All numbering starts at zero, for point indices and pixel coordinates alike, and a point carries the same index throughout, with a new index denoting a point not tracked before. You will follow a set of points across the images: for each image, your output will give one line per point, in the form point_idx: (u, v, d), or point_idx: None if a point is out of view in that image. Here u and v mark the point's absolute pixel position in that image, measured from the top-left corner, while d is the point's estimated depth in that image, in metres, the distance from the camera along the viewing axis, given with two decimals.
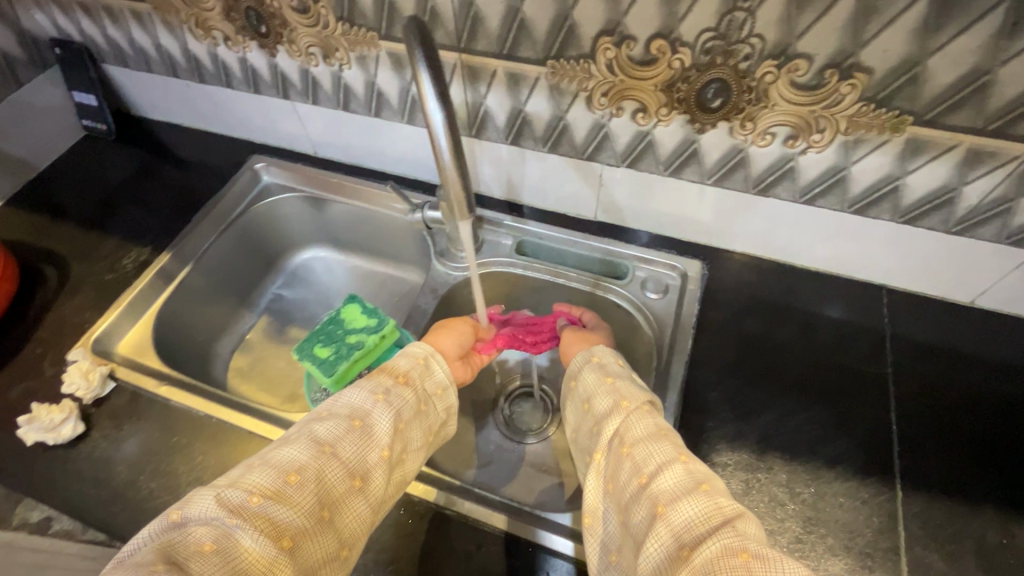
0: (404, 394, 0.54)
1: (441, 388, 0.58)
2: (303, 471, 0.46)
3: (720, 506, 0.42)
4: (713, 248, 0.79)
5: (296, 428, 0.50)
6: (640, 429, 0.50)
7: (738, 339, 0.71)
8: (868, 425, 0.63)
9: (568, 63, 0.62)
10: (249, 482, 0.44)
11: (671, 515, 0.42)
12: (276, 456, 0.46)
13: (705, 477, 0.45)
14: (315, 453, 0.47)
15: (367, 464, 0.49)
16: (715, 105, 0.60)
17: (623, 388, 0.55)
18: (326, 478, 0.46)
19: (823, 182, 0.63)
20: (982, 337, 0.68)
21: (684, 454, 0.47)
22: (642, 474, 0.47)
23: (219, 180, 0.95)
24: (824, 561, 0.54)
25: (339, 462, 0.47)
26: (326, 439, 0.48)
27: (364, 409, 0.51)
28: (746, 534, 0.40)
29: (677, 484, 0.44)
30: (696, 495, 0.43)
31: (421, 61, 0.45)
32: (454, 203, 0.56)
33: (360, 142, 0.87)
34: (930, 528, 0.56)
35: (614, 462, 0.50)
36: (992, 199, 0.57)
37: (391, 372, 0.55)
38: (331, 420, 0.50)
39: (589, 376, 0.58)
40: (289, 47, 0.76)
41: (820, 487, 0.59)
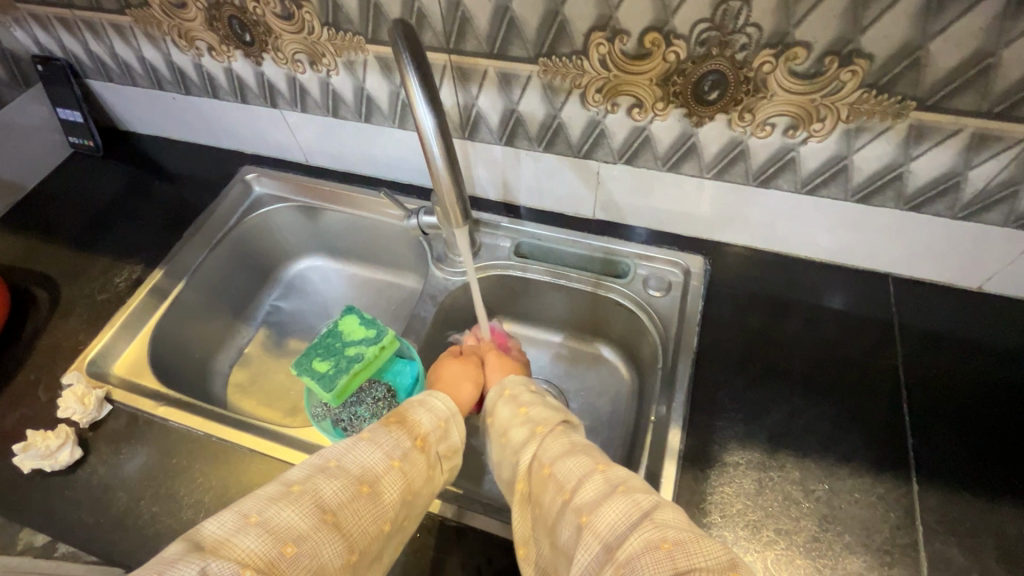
0: (418, 461, 0.52)
1: (453, 452, 0.56)
2: (302, 544, 0.42)
3: (640, 505, 0.43)
4: (714, 242, 0.77)
5: (300, 476, 0.47)
6: (556, 448, 0.51)
7: (744, 335, 0.70)
8: (879, 417, 0.62)
9: (560, 61, 0.61)
10: (240, 551, 0.40)
11: (594, 522, 0.43)
12: (276, 518, 0.43)
13: (621, 480, 0.46)
14: (318, 521, 0.44)
15: (367, 538, 0.46)
16: (712, 97, 0.58)
17: (537, 415, 0.55)
18: (324, 553, 0.43)
19: (825, 172, 0.62)
20: (992, 323, 0.67)
21: (600, 464, 0.48)
22: (563, 490, 0.47)
23: (209, 192, 0.94)
24: (841, 560, 0.53)
25: (339, 535, 0.44)
26: (332, 505, 0.45)
27: (374, 475, 0.48)
28: (665, 525, 0.41)
29: (597, 492, 0.45)
30: (616, 497, 0.44)
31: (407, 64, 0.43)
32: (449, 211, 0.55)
33: (352, 148, 0.86)
34: (948, 523, 0.55)
35: (536, 485, 0.49)
36: (999, 183, 0.56)
37: (412, 431, 0.53)
38: (339, 479, 0.47)
39: (504, 411, 0.57)
40: (274, 55, 0.75)
41: (834, 483, 0.57)
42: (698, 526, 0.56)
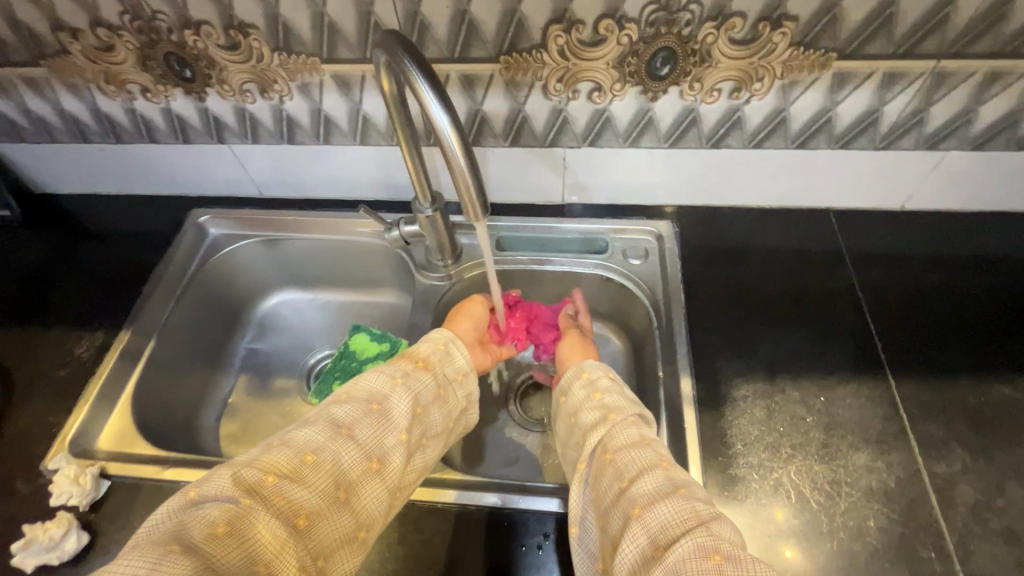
0: (423, 377, 0.54)
1: (462, 374, 0.58)
2: (321, 453, 0.45)
3: (694, 510, 0.44)
4: (676, 207, 0.84)
5: (315, 409, 0.50)
6: (623, 437, 0.52)
7: (722, 283, 0.76)
8: (849, 332, 0.70)
9: (521, 56, 0.64)
10: (264, 461, 0.44)
11: (649, 518, 0.44)
12: (295, 436, 0.46)
13: (684, 481, 0.47)
14: (333, 434, 0.47)
15: (385, 447, 0.48)
16: (664, 72, 0.64)
17: (612, 403, 0.57)
18: (341, 460, 0.46)
19: (767, 126, 0.69)
20: (918, 236, 0.78)
21: (664, 460, 0.49)
22: (624, 478, 0.48)
23: (159, 242, 0.88)
24: (849, 456, 0.60)
25: (356, 445, 0.47)
26: (346, 420, 0.48)
27: (383, 393, 0.51)
28: (719, 534, 0.41)
29: (656, 488, 0.46)
30: (674, 497, 0.45)
31: (412, 70, 0.45)
32: (467, 207, 0.50)
33: (309, 171, 0.84)
34: (924, 405, 0.64)
35: (598, 468, 0.51)
36: (908, 113, 0.66)
37: (412, 357, 0.56)
38: (350, 402, 0.50)
39: (579, 392, 0.59)
40: (219, 87, 0.72)
41: (828, 395, 0.65)
42: (726, 457, 0.61)
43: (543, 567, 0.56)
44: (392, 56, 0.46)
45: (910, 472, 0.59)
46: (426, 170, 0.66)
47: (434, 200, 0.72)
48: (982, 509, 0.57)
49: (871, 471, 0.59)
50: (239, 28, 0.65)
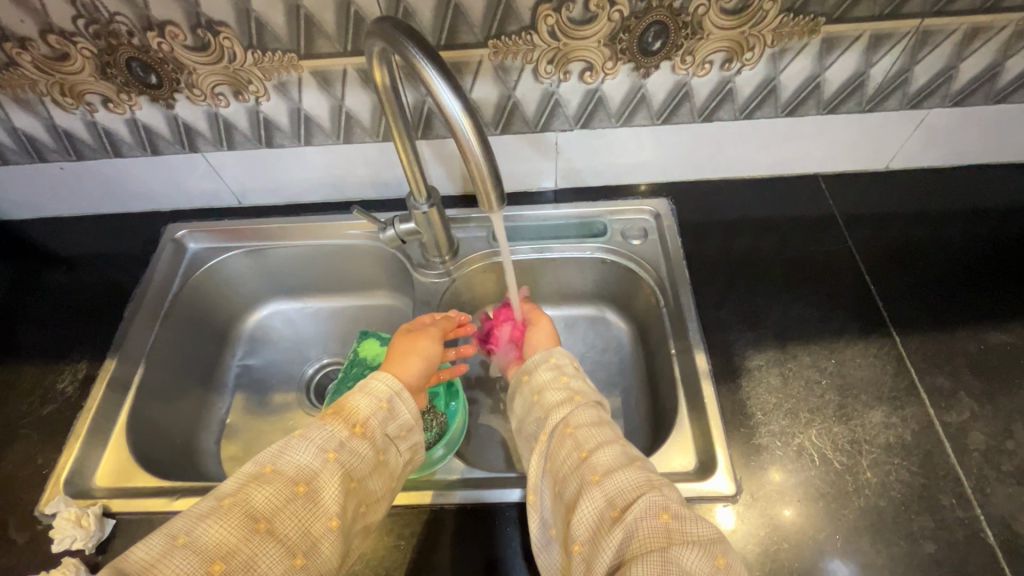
0: (359, 449, 0.49)
1: (406, 430, 0.54)
2: (231, 560, 0.40)
3: (651, 478, 0.45)
4: (669, 184, 0.83)
5: (232, 485, 0.45)
6: (585, 414, 0.51)
7: (723, 256, 0.77)
8: (850, 293, 0.72)
9: (510, 39, 0.62)
10: (166, 572, 0.39)
11: (608, 486, 0.45)
12: (202, 536, 0.41)
13: (638, 455, 0.48)
14: (249, 532, 0.42)
15: (311, 538, 0.44)
16: (655, 47, 0.63)
17: (577, 386, 0.55)
18: (258, 563, 0.41)
19: (758, 96, 0.69)
20: (902, 194, 0.80)
21: (620, 436, 0.49)
22: (583, 448, 0.48)
23: (134, 263, 0.83)
24: (866, 415, 0.62)
25: (275, 541, 0.43)
26: (265, 512, 0.43)
27: (310, 472, 0.46)
28: (669, 499, 0.43)
29: (614, 460, 0.46)
30: (630, 468, 0.46)
31: (416, 56, 0.43)
32: (481, 196, 0.48)
33: (291, 175, 0.80)
34: (930, 358, 0.65)
35: (557, 441, 0.50)
36: (894, 73, 0.67)
37: (350, 418, 0.51)
38: (272, 483, 0.45)
39: (545, 373, 0.56)
40: (189, 92, 0.68)
41: (839, 357, 0.66)
42: (748, 428, 0.62)
43: None
44: (393, 43, 0.44)
45: (924, 424, 0.61)
46: (419, 163, 0.63)
47: (430, 195, 0.70)
48: (994, 453, 0.59)
49: (887, 427, 0.61)
50: (207, 27, 0.61)
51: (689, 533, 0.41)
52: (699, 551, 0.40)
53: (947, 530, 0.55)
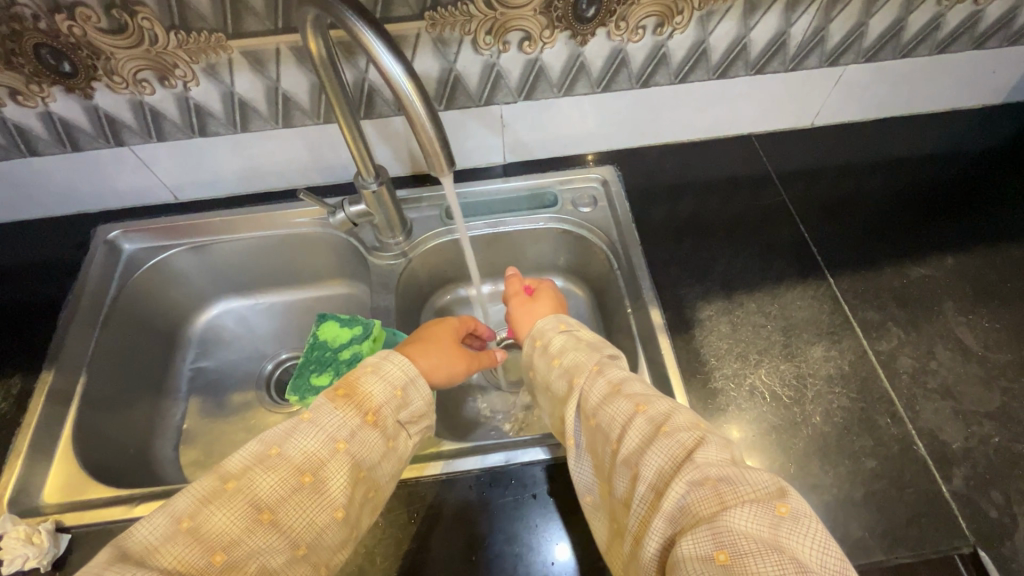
0: (370, 439, 0.47)
1: (417, 418, 0.51)
2: (233, 550, 0.40)
3: (682, 442, 0.42)
4: (614, 151, 0.86)
5: (238, 465, 0.43)
6: (595, 393, 0.49)
7: (669, 217, 0.80)
8: (787, 242, 0.77)
9: (446, 11, 0.62)
10: (169, 561, 0.38)
11: (646, 471, 0.42)
12: (206, 525, 0.40)
13: (662, 417, 0.44)
14: (252, 522, 0.41)
15: (316, 529, 0.43)
16: (590, 14, 0.65)
17: (572, 361, 0.53)
18: (261, 554, 0.40)
19: (690, 59, 0.72)
20: (827, 147, 0.86)
21: (640, 403, 0.46)
22: (612, 440, 0.45)
23: (64, 269, 0.78)
24: (808, 351, 0.66)
25: (279, 532, 0.41)
26: (269, 502, 0.42)
27: (319, 461, 0.44)
28: (706, 462, 0.40)
29: (640, 439, 0.43)
30: (659, 441, 0.42)
31: (357, 24, 0.42)
32: (431, 163, 0.48)
33: (230, 165, 0.78)
34: (860, 295, 0.71)
35: (588, 434, 0.48)
36: (812, 32, 0.71)
37: (362, 406, 0.47)
38: (277, 470, 0.43)
39: (541, 364, 0.55)
40: (108, 80, 0.64)
41: (781, 301, 0.70)
42: (704, 373, 0.65)
43: (555, 511, 0.57)
44: (330, 10, 0.43)
45: (859, 354, 0.66)
46: (364, 141, 0.62)
47: (378, 173, 0.69)
48: (920, 373, 0.65)
49: (827, 360, 0.66)
50: (123, 7, 0.57)
51: (739, 493, 0.37)
52: (755, 509, 0.37)
53: (884, 446, 0.60)
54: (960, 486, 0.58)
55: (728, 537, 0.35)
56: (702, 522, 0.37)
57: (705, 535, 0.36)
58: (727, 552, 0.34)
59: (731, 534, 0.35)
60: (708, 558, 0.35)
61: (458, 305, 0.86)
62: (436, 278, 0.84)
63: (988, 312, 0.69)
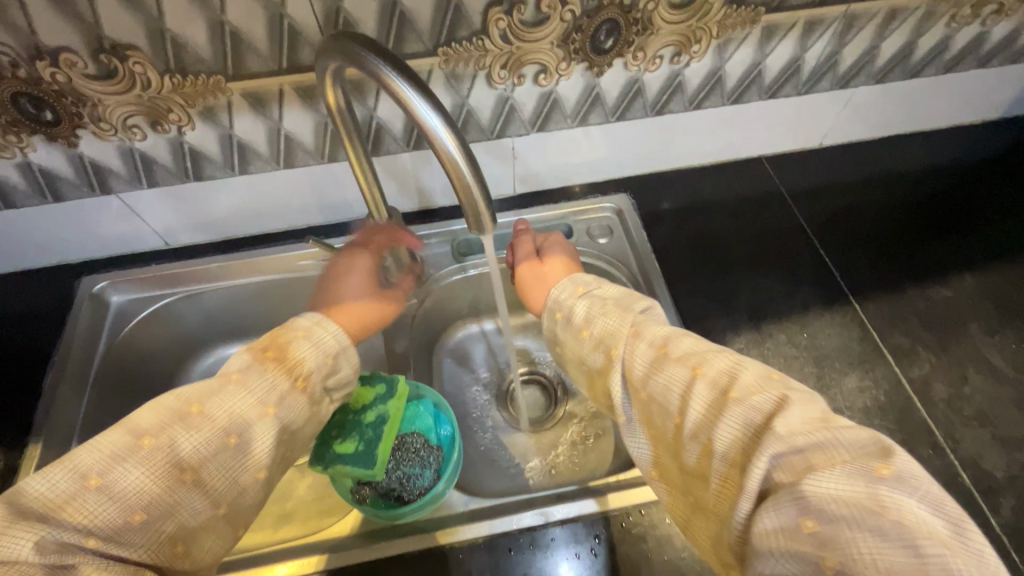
0: (297, 403, 0.46)
1: (344, 389, 0.51)
2: (154, 509, 0.38)
3: (758, 408, 0.36)
4: (627, 178, 0.83)
5: (153, 427, 0.40)
6: (642, 361, 0.43)
7: (688, 244, 0.78)
8: (810, 268, 0.75)
9: (460, 46, 0.59)
10: (81, 517, 0.36)
11: (719, 446, 0.36)
12: (121, 481, 0.37)
13: (727, 380, 0.38)
14: (173, 482, 0.39)
15: (236, 488, 0.42)
16: (608, 45, 0.63)
17: (604, 333, 0.48)
18: (181, 510, 0.39)
19: (706, 87, 0.71)
20: (837, 165, 0.85)
21: (698, 366, 0.40)
22: (672, 414, 0.40)
23: (45, 328, 0.72)
24: (842, 383, 0.65)
25: (200, 491, 0.40)
26: (191, 461, 0.40)
27: (244, 423, 0.43)
28: (792, 431, 0.33)
29: (706, 409, 0.38)
30: (728, 411, 0.37)
31: (388, 72, 0.39)
32: (470, 217, 0.45)
33: (226, 208, 0.73)
34: (888, 320, 0.70)
35: (640, 409, 0.44)
36: (825, 57, 0.70)
37: (290, 371, 0.47)
38: (200, 430, 0.41)
39: (568, 337, 0.51)
40: (95, 127, 0.59)
41: (810, 330, 0.69)
42: None
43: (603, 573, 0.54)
44: (355, 59, 0.40)
45: (893, 383, 0.65)
46: (379, 184, 0.58)
47: None
48: (956, 400, 0.64)
49: (863, 392, 0.64)
50: (113, 51, 0.53)
51: (832, 457, 0.32)
52: (846, 472, 0.31)
53: None
54: (1009, 517, 0.57)
55: (816, 503, 0.30)
56: (783, 490, 0.32)
57: (787, 503, 0.31)
58: (816, 520, 0.30)
59: (824, 505, 0.30)
60: (793, 529, 0.30)
61: (472, 342, 0.83)
62: (448, 316, 0.80)
63: (1013, 332, 0.69)
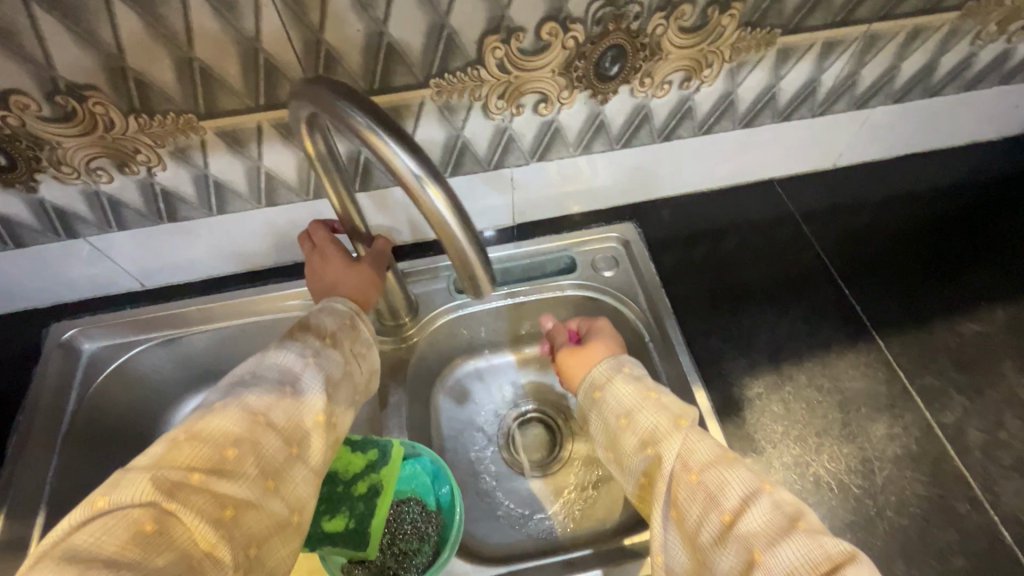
0: (332, 356, 0.48)
1: (367, 348, 0.52)
2: (243, 445, 0.39)
3: (827, 551, 0.35)
4: (633, 205, 0.78)
5: (217, 397, 0.42)
6: (705, 451, 0.43)
7: (700, 276, 0.73)
8: (830, 300, 0.71)
9: (454, 77, 0.54)
10: (179, 461, 0.37)
11: (773, 564, 0.35)
12: (205, 429, 0.39)
13: (796, 510, 0.38)
14: (248, 423, 0.40)
15: (302, 430, 0.43)
16: (613, 72, 0.58)
17: (669, 404, 0.48)
18: (265, 447, 0.40)
19: (716, 111, 0.66)
20: (853, 187, 0.81)
21: (767, 482, 0.40)
22: (723, 509, 0.39)
23: (11, 382, 0.67)
24: (870, 429, 0.61)
25: (275, 431, 0.41)
26: (260, 408, 0.42)
27: (294, 374, 0.45)
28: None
29: (768, 524, 0.37)
30: (794, 535, 0.36)
31: (368, 128, 0.35)
32: (464, 278, 0.41)
33: (205, 248, 0.67)
34: (914, 359, 0.66)
35: (679, 490, 0.42)
36: (842, 78, 0.66)
37: (317, 332, 0.49)
38: (260, 385, 0.43)
39: (621, 387, 0.51)
40: (55, 171, 0.54)
41: (833, 371, 0.65)
42: (763, 464, 0.58)
43: None
44: (332, 112, 0.37)
45: (925, 430, 0.61)
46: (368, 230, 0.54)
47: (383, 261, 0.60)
48: (992, 447, 0.60)
49: (892, 439, 0.60)
50: (69, 92, 0.48)
51: None
52: None
53: (969, 537, 0.55)
54: None
55: None
56: None
57: None
58: None
59: None
60: None
61: (472, 381, 0.78)
62: (446, 356, 0.76)
63: None
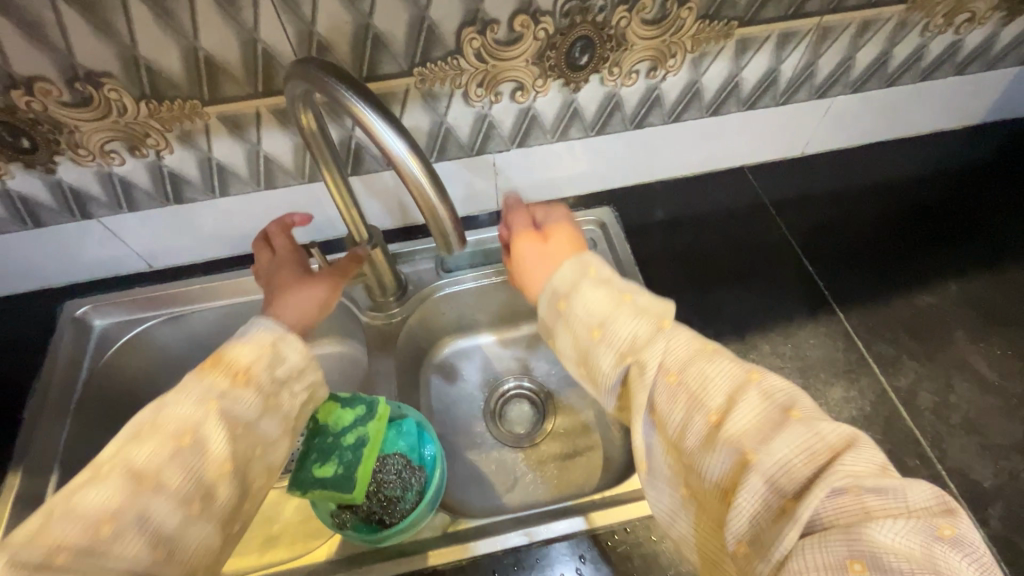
0: (255, 384, 0.44)
1: (300, 367, 0.48)
2: (160, 478, 0.37)
3: (824, 438, 0.31)
4: (610, 191, 0.83)
5: (143, 421, 0.40)
6: (681, 347, 0.39)
7: (672, 256, 0.78)
8: (795, 277, 0.75)
9: (436, 66, 0.59)
10: (86, 504, 0.35)
11: (768, 463, 0.32)
12: (120, 465, 0.37)
13: (789, 400, 0.34)
14: (169, 451, 0.38)
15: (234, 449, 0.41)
16: (583, 61, 0.63)
17: (644, 305, 0.43)
18: (186, 476, 0.38)
19: (683, 100, 0.71)
20: (820, 175, 0.85)
21: (753, 374, 0.37)
22: (709, 410, 0.36)
23: (28, 354, 0.71)
24: (828, 393, 0.65)
25: (201, 455, 0.39)
26: (180, 434, 0.39)
27: (219, 394, 0.42)
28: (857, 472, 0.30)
29: (759, 418, 0.34)
30: (788, 427, 0.32)
31: (350, 97, 0.40)
32: (439, 238, 0.45)
33: (208, 229, 0.73)
34: (872, 329, 0.70)
35: (659, 394, 0.38)
36: (800, 68, 0.71)
37: (228, 367, 0.43)
38: (181, 410, 0.40)
39: (590, 290, 0.44)
40: (72, 153, 0.59)
41: (794, 340, 0.69)
42: None
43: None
44: (319, 84, 0.41)
45: (879, 393, 0.65)
46: (357, 206, 0.59)
47: (372, 234, 0.65)
48: (943, 409, 0.64)
49: (849, 402, 0.64)
50: (87, 79, 0.53)
51: (892, 508, 0.29)
52: (909, 526, 0.28)
53: None
54: (998, 528, 0.57)
55: (871, 549, 0.27)
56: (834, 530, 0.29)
57: (837, 540, 0.28)
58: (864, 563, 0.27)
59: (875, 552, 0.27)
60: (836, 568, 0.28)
61: (460, 358, 0.83)
62: (434, 333, 0.80)
63: (997, 340, 0.69)
